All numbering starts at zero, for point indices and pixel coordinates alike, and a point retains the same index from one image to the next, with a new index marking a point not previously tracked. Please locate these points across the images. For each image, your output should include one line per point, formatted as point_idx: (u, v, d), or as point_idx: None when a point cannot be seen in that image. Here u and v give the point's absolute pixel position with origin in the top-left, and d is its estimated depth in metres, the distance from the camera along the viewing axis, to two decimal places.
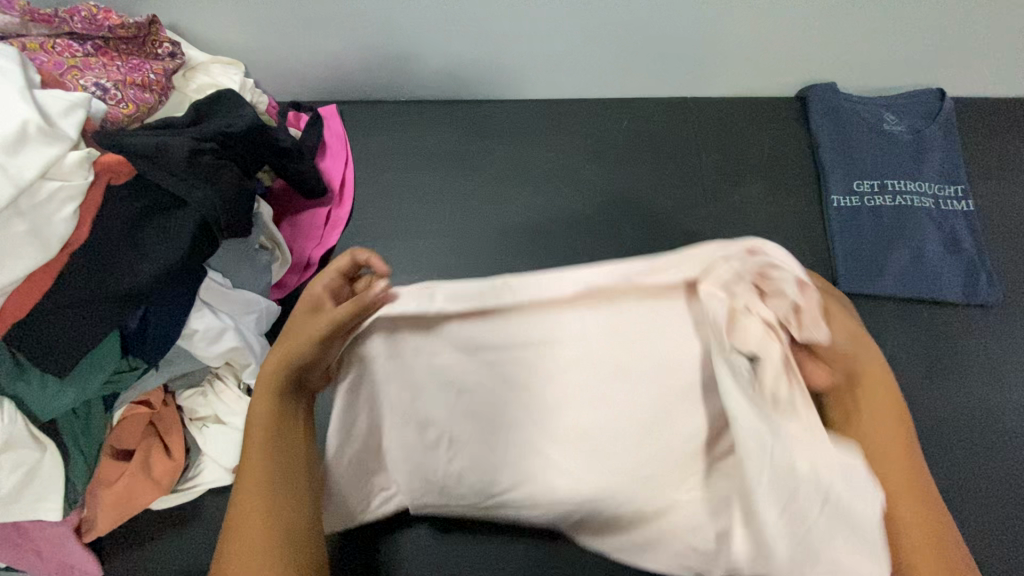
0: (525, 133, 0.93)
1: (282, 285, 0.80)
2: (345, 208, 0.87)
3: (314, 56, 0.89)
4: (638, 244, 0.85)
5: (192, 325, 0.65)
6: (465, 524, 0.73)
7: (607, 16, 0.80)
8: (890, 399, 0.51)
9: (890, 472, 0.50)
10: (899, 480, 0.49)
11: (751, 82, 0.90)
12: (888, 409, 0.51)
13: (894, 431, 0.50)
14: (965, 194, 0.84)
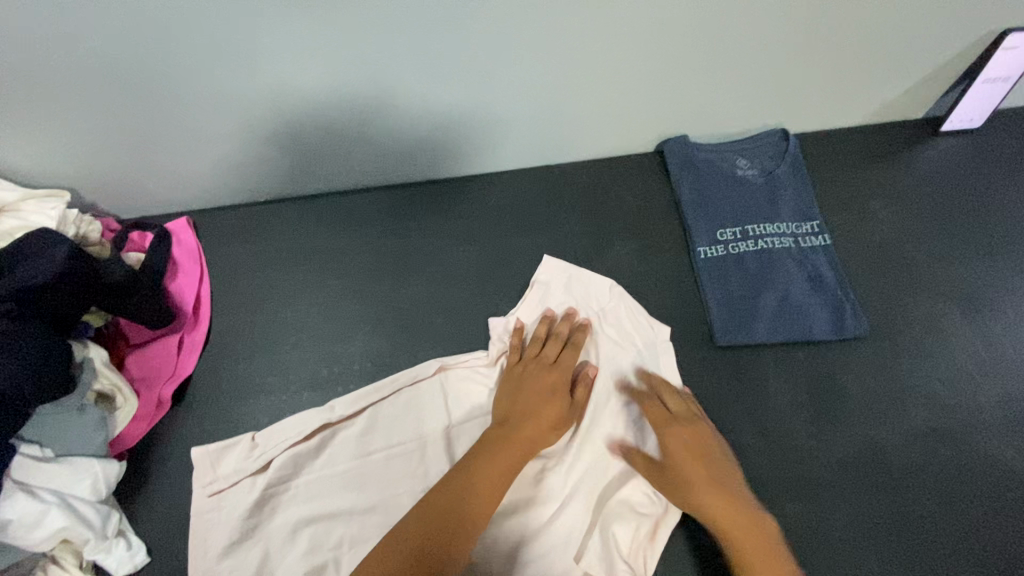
0: (392, 220, 0.89)
1: (125, 436, 0.71)
2: (201, 331, 0.80)
3: (149, 173, 0.83)
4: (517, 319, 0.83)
5: (5, 514, 0.58)
6: None
7: (448, 99, 0.79)
8: (701, 464, 0.68)
9: (718, 516, 0.65)
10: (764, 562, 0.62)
11: (609, 142, 0.92)
12: (697, 474, 0.67)
13: (710, 493, 0.66)
14: (821, 229, 0.87)
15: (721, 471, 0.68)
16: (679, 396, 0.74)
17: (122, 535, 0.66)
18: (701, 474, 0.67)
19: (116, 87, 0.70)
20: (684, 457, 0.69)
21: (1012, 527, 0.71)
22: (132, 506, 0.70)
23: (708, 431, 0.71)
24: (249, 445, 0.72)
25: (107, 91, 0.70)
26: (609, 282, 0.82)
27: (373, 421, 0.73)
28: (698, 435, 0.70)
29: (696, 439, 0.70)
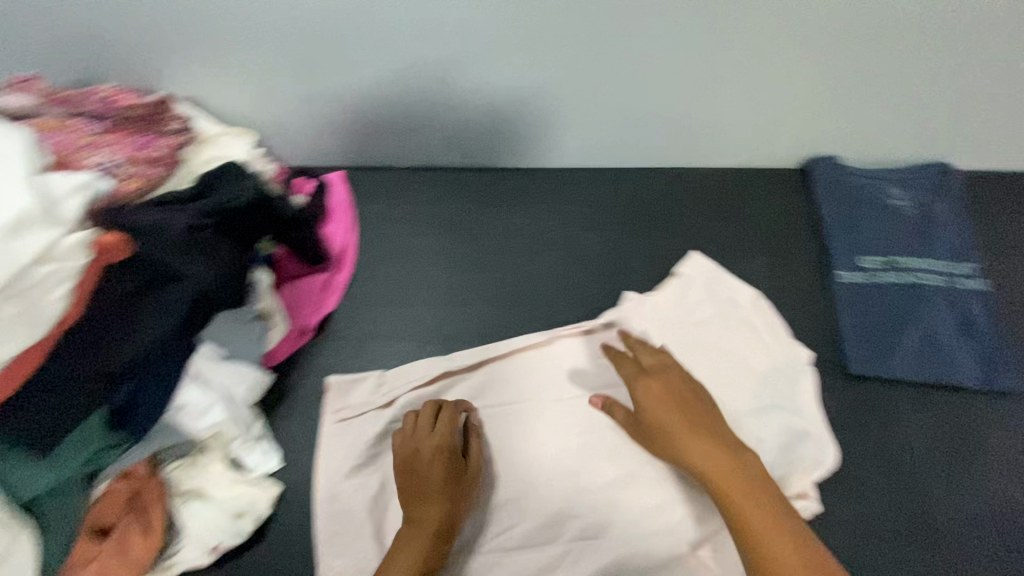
0: (527, 199, 0.93)
1: (275, 354, 0.79)
2: (345, 273, 0.87)
3: (320, 125, 0.91)
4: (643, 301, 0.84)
5: (181, 398, 0.66)
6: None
7: (608, 91, 0.82)
8: (684, 417, 0.66)
9: (696, 455, 0.64)
10: (762, 519, 0.58)
11: (754, 152, 0.90)
12: (684, 430, 0.65)
13: (663, 427, 0.66)
14: (977, 272, 0.81)
15: (692, 423, 0.66)
16: (656, 350, 0.73)
17: (261, 440, 0.73)
18: (683, 427, 0.65)
19: (318, 47, 0.77)
20: (670, 414, 0.67)
21: None
22: (273, 417, 0.78)
23: (689, 387, 0.69)
24: (377, 382, 0.78)
25: (309, 49, 0.78)
26: (750, 290, 0.81)
27: (491, 384, 0.78)
28: (685, 393, 0.68)
29: (683, 396, 0.68)
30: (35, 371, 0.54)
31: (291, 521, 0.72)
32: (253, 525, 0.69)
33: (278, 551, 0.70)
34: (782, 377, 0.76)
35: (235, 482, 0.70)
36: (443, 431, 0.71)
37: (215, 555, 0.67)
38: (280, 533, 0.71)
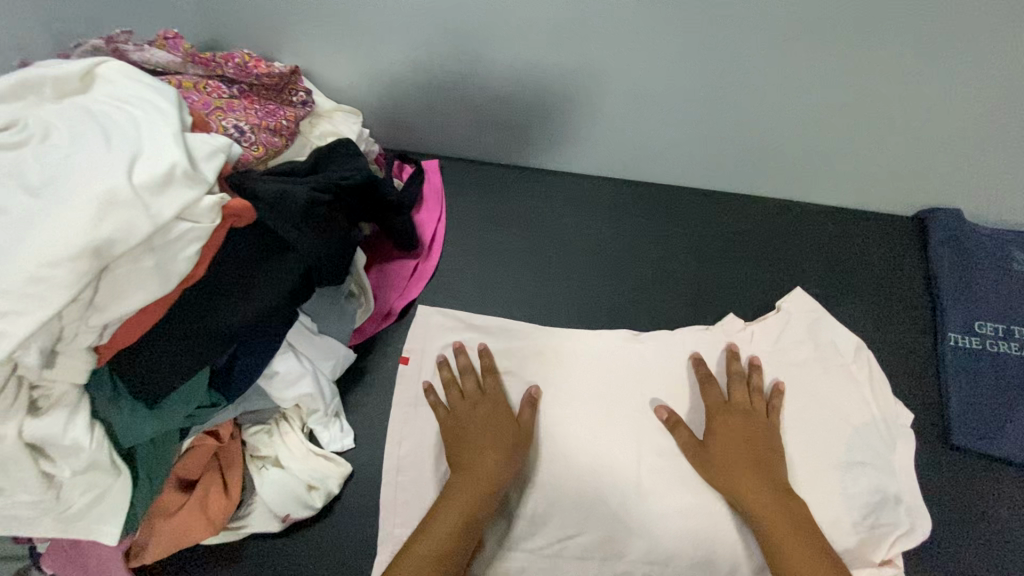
0: (622, 213, 0.92)
1: (360, 331, 0.80)
2: (433, 263, 0.88)
3: (427, 113, 0.91)
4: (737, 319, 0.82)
5: (274, 365, 0.66)
6: None
7: (726, 117, 0.79)
8: (756, 467, 0.70)
9: (757, 496, 0.68)
10: None
11: (867, 196, 0.87)
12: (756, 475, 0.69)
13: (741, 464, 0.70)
14: None
15: (758, 463, 0.70)
16: (753, 388, 0.76)
17: (336, 417, 0.74)
18: (774, 497, 0.68)
19: (442, 39, 0.77)
20: (745, 459, 0.70)
21: None
22: (349, 396, 0.78)
23: (774, 442, 0.72)
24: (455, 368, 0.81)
25: (433, 40, 0.78)
26: (856, 341, 0.79)
27: (558, 395, 0.79)
28: (771, 445, 0.72)
29: (768, 447, 0.71)
30: (155, 324, 0.55)
31: (357, 502, 0.72)
32: (322, 500, 0.69)
33: (341, 529, 0.71)
34: (874, 434, 0.73)
35: (309, 454, 0.70)
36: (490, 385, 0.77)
37: (283, 525, 0.68)
38: (346, 511, 0.72)
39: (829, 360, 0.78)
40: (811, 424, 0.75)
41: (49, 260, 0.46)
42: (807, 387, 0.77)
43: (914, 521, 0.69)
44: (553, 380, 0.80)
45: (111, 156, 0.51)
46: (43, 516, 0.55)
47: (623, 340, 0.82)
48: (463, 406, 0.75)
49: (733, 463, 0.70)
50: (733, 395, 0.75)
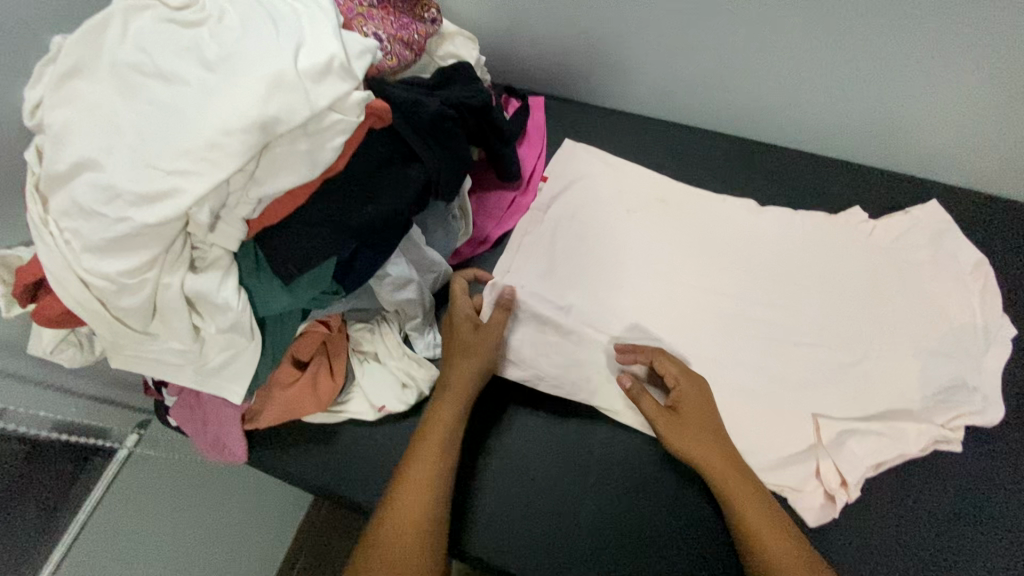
0: (726, 167, 0.89)
1: (457, 254, 0.84)
2: (529, 198, 0.90)
3: (542, 48, 0.93)
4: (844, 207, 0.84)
5: (387, 268, 0.70)
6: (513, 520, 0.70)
7: (864, 79, 0.76)
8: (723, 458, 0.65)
9: (707, 450, 0.66)
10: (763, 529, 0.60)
11: (999, 179, 0.82)
12: (705, 432, 0.67)
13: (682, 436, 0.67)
14: None
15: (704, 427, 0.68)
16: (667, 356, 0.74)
17: (431, 327, 0.79)
18: (712, 450, 0.66)
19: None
20: (697, 427, 0.67)
21: None
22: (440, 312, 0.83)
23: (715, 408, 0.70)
24: (542, 291, 0.81)
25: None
26: (979, 256, 0.77)
27: (644, 331, 0.78)
28: (705, 406, 0.69)
29: (704, 408, 0.69)
30: (297, 209, 0.60)
31: None
32: (415, 398, 0.74)
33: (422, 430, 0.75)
34: (975, 401, 0.69)
35: (404, 356, 0.76)
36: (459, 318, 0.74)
37: (378, 415, 0.74)
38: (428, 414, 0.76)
39: (938, 329, 0.73)
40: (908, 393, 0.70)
41: (227, 128, 0.51)
42: (916, 352, 0.72)
43: (986, 407, 0.69)
44: (638, 313, 0.79)
45: (281, 41, 0.55)
46: (185, 366, 0.61)
47: (732, 211, 0.85)
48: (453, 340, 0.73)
49: (689, 433, 0.67)
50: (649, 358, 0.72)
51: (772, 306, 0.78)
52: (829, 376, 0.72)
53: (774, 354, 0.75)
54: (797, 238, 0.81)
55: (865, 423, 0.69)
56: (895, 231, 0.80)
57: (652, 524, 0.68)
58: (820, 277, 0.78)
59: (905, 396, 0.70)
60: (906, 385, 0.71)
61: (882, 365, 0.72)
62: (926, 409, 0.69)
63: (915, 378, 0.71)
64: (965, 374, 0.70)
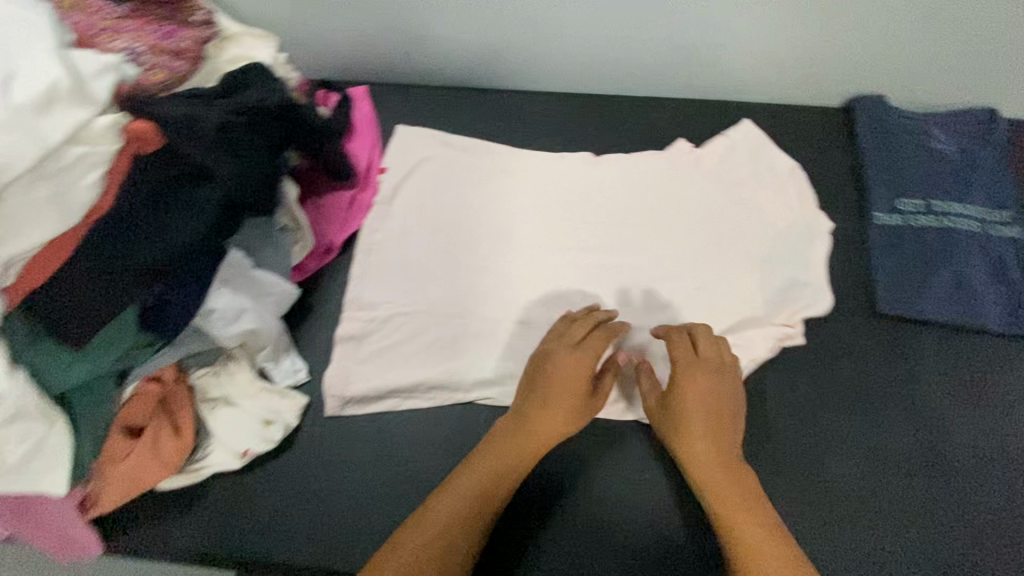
0: (558, 123, 0.90)
1: (301, 268, 0.78)
2: (370, 193, 0.84)
3: (348, 34, 0.88)
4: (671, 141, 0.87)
5: (210, 302, 0.64)
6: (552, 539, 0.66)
7: (657, 15, 0.79)
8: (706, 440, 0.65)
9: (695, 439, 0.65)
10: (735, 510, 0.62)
11: (796, 90, 0.88)
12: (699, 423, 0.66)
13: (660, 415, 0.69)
14: (1018, 219, 0.79)
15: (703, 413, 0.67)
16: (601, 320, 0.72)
17: (287, 352, 0.73)
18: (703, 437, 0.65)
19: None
20: (692, 414, 0.66)
21: None
22: (297, 333, 0.77)
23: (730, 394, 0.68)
24: (400, 287, 0.78)
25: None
26: (791, 162, 0.84)
27: (510, 301, 0.77)
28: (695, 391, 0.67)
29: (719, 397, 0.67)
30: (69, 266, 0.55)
31: (316, 433, 0.71)
32: (281, 433, 0.69)
33: (299, 462, 0.69)
34: (807, 293, 0.75)
35: (261, 391, 0.70)
36: (582, 355, 0.69)
37: (244, 461, 0.67)
38: (303, 444, 0.70)
39: (767, 237, 0.79)
40: (752, 302, 0.75)
41: None
42: (753, 263, 0.77)
43: (818, 297, 0.76)
44: (499, 286, 0.78)
45: None
46: None
47: (571, 165, 0.85)
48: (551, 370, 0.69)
49: (683, 420, 0.66)
50: (590, 335, 0.70)
51: (623, 250, 0.79)
52: (683, 304, 0.76)
53: (631, 292, 0.77)
54: (634, 179, 0.84)
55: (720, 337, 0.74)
56: (718, 154, 0.84)
57: (623, 539, 0.66)
58: (661, 212, 0.81)
59: (748, 305, 0.75)
60: (749, 293, 0.76)
61: (726, 280, 0.77)
62: (768, 312, 0.74)
63: (755, 287, 0.76)
64: (793, 272, 0.77)
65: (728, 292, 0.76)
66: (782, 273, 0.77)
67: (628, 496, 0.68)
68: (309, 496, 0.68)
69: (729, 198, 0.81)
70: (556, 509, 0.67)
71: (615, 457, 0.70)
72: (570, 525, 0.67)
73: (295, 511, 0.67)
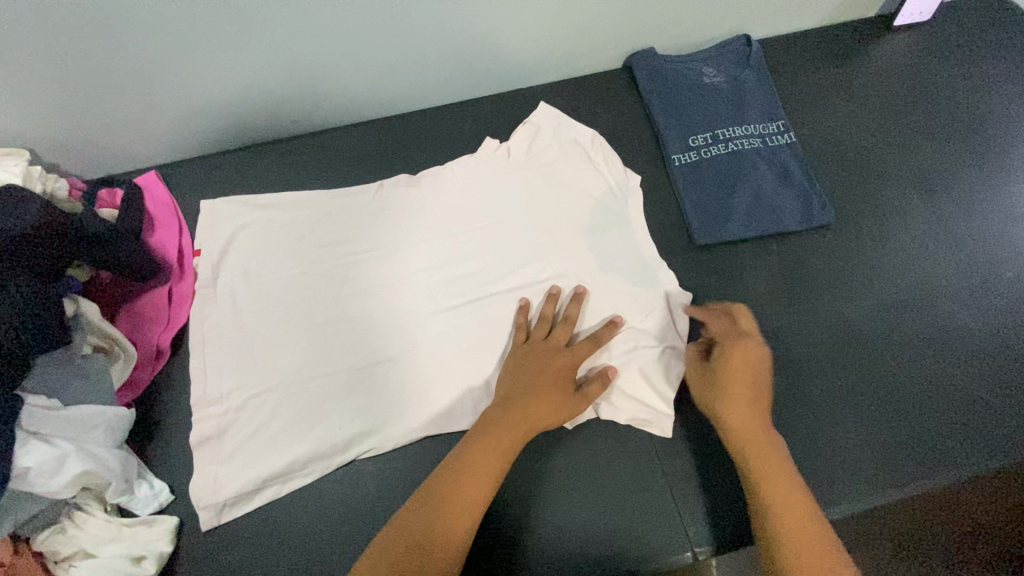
0: (369, 153, 0.89)
1: (132, 384, 0.73)
2: (189, 281, 0.80)
3: (113, 125, 0.82)
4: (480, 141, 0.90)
5: (20, 463, 0.57)
6: (526, 546, 0.67)
7: (421, 29, 0.80)
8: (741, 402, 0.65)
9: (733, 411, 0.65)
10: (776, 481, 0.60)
11: (578, 62, 0.93)
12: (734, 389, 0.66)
13: (737, 416, 0.64)
14: (786, 128, 0.90)
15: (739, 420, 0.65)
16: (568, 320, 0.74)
17: (141, 478, 0.68)
18: (735, 399, 0.65)
19: (82, 26, 0.69)
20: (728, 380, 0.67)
21: (981, 381, 0.75)
22: (150, 451, 0.72)
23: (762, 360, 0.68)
24: (247, 369, 0.74)
25: (73, 28, 0.69)
26: (591, 130, 0.88)
27: (365, 344, 0.76)
28: (747, 360, 0.67)
29: (750, 362, 0.67)
30: None
31: (198, 549, 0.67)
32: (156, 564, 0.64)
33: None
34: (632, 245, 0.81)
35: (122, 530, 0.64)
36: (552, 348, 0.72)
37: None
38: (186, 564, 0.66)
39: (586, 206, 0.83)
40: (590, 270, 0.79)
41: None
42: (581, 234, 0.81)
43: (644, 248, 0.81)
44: (351, 331, 0.76)
45: None
46: None
47: (390, 191, 0.85)
48: (532, 363, 0.70)
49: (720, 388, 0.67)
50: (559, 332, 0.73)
51: (461, 259, 0.80)
52: (530, 291, 0.78)
53: (478, 296, 0.78)
54: (456, 186, 0.85)
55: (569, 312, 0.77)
56: (524, 140, 0.87)
57: (605, 523, 0.68)
58: (488, 211, 0.83)
59: (587, 274, 0.79)
60: (586, 262, 0.80)
61: (562, 257, 0.80)
62: (605, 274, 0.79)
63: (591, 255, 0.80)
64: (616, 231, 0.81)
65: (566, 268, 0.79)
66: (609, 235, 0.81)
67: (605, 478, 0.70)
68: None
69: (545, 178, 0.85)
70: (501, 522, 0.68)
71: (548, 458, 0.71)
72: (542, 524, 0.68)
73: None
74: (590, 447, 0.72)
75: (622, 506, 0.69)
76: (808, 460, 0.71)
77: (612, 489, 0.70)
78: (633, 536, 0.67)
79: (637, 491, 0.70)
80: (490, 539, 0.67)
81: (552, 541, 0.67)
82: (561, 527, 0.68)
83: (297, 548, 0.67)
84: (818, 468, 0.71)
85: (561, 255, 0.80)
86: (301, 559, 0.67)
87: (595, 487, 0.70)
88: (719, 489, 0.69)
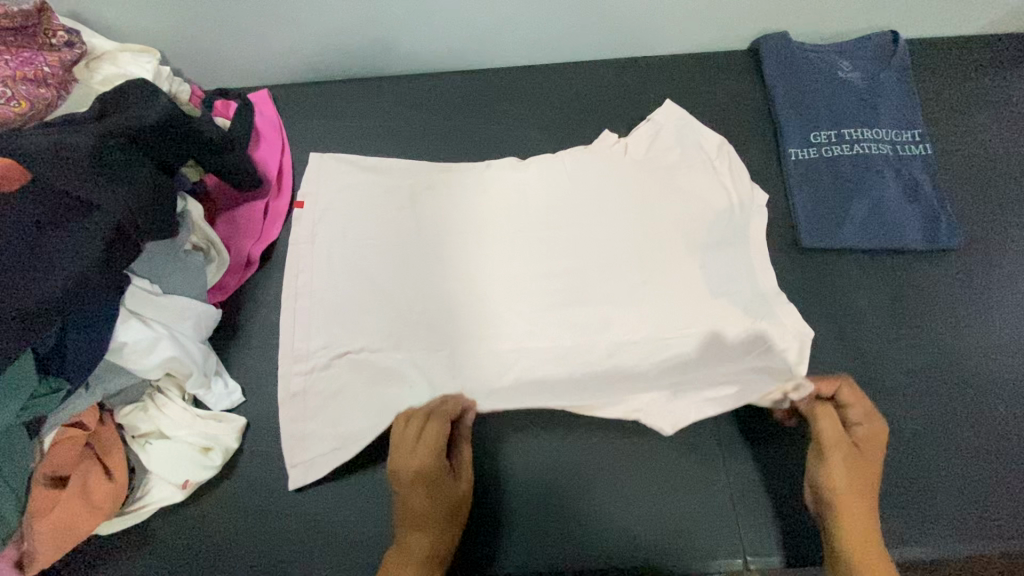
0: (472, 103, 0.88)
1: (222, 287, 0.76)
2: (285, 199, 0.83)
3: (236, 40, 0.84)
4: (585, 106, 0.87)
5: (120, 338, 0.61)
6: (576, 513, 0.67)
7: None
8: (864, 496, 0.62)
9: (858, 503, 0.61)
10: None
11: (702, 38, 0.88)
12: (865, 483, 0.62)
13: (859, 507, 0.61)
14: (922, 138, 0.82)
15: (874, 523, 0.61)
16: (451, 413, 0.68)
17: (218, 375, 0.71)
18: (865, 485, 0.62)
19: None
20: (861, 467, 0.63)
21: None
22: (228, 352, 0.76)
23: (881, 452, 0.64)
24: (327, 292, 0.76)
25: None
26: (719, 137, 0.82)
27: (442, 290, 0.76)
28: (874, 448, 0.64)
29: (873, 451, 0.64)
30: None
31: (259, 451, 0.70)
32: (222, 457, 0.67)
33: (247, 481, 0.69)
34: (746, 266, 0.75)
35: (195, 420, 0.67)
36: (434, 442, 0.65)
37: (186, 492, 0.66)
38: (247, 463, 0.70)
39: (702, 215, 0.77)
40: (693, 281, 0.74)
41: None
42: (691, 244, 0.76)
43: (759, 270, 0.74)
44: (431, 278, 0.76)
45: None
46: None
47: (497, 168, 0.82)
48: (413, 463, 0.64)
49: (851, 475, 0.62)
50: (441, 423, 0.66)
51: (553, 236, 0.78)
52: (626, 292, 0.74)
53: (571, 287, 0.75)
54: (566, 170, 0.81)
55: (666, 323, 0.72)
56: (646, 138, 0.82)
57: (661, 508, 0.66)
58: (589, 192, 0.80)
59: (691, 287, 0.74)
60: (692, 271, 0.75)
61: (668, 268, 0.75)
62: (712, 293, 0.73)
63: (704, 272, 0.74)
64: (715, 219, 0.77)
65: (670, 277, 0.74)
66: (719, 248, 0.75)
67: (668, 463, 0.68)
68: (261, 512, 0.67)
69: (659, 176, 0.80)
70: (555, 485, 0.68)
71: (608, 435, 0.70)
72: (598, 498, 0.67)
73: (247, 531, 0.67)
74: (654, 432, 0.70)
75: (676, 502, 0.66)
76: (886, 493, 0.66)
77: (673, 476, 0.68)
78: (687, 528, 0.65)
79: (699, 484, 0.67)
80: (541, 499, 0.67)
81: (603, 514, 0.66)
82: (616, 503, 0.67)
83: (351, 470, 0.69)
84: (897, 503, 0.66)
85: (667, 264, 0.75)
86: (353, 481, 0.68)
87: (656, 472, 0.68)
88: (778, 500, 0.66)
